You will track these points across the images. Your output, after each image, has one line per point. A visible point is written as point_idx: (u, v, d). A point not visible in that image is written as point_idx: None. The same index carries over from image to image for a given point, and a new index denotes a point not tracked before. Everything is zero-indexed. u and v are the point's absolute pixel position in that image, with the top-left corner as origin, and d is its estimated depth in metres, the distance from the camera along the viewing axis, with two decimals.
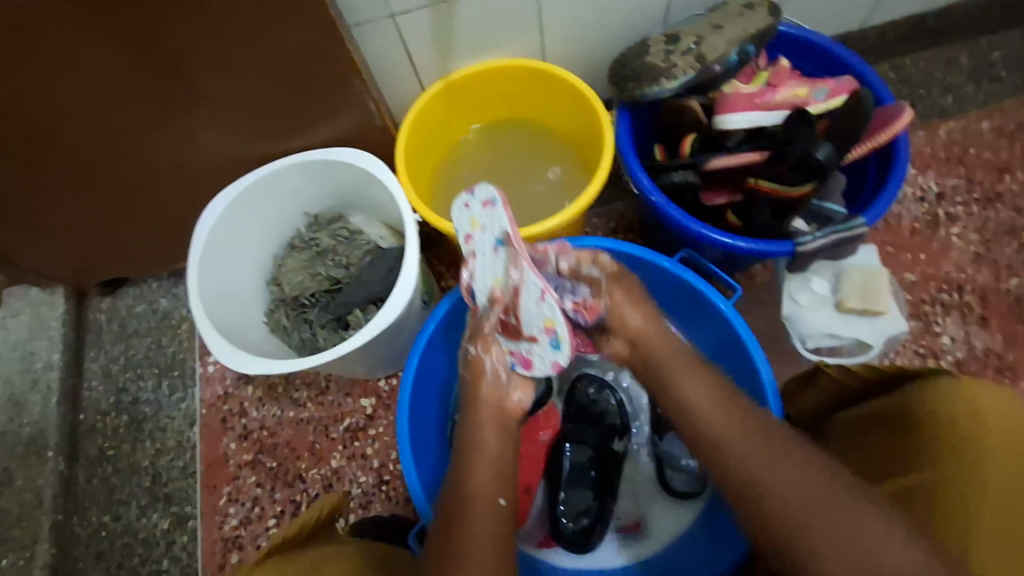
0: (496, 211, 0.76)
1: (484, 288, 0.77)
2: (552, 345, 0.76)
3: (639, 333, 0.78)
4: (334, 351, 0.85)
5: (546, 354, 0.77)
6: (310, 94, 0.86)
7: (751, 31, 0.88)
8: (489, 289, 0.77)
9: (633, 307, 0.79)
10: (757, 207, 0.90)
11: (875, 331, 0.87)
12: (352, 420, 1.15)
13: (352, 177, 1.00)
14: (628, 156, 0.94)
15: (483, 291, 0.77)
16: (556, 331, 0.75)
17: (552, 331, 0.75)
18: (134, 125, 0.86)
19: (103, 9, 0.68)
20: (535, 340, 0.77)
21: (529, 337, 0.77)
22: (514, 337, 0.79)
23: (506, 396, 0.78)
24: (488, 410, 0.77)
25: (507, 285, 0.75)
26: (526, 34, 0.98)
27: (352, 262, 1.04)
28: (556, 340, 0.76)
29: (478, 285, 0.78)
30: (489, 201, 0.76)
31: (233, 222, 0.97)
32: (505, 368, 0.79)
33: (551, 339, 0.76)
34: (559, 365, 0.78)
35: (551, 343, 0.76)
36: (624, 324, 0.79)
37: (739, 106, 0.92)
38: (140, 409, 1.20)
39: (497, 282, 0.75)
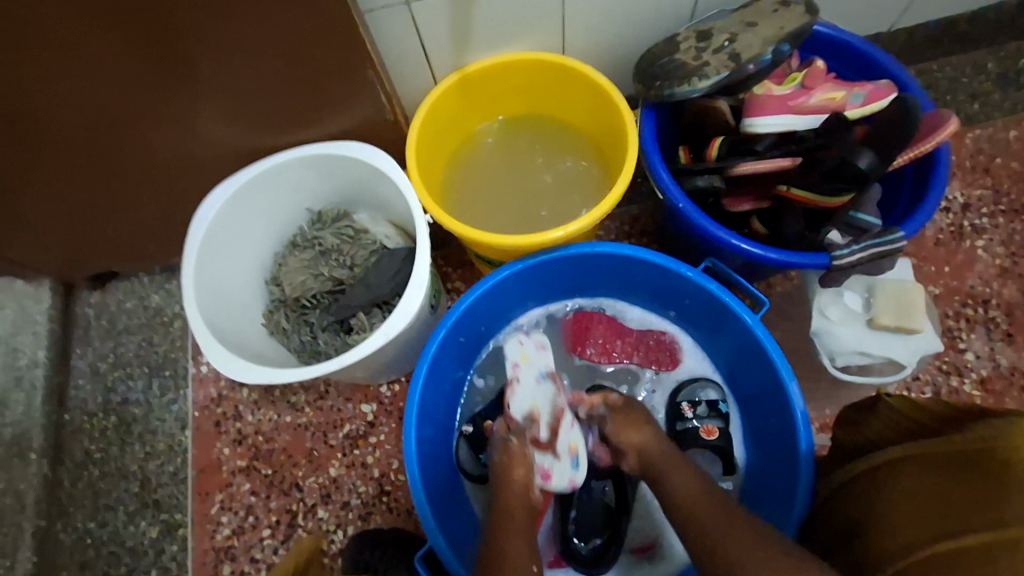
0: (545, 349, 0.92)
1: (533, 405, 0.86)
2: (572, 465, 0.86)
3: (642, 446, 0.81)
4: (340, 359, 0.80)
5: (564, 472, 0.85)
6: (317, 84, 0.81)
7: (787, 29, 0.83)
8: (536, 407, 0.86)
9: (637, 428, 0.83)
10: (790, 216, 0.86)
11: (909, 350, 0.83)
12: (352, 427, 1.10)
13: (359, 172, 0.94)
14: (653, 158, 0.89)
15: (520, 407, 0.86)
16: (577, 453, 0.86)
17: (575, 452, 0.86)
18: (129, 113, 0.80)
19: None
20: (558, 457, 0.85)
21: (556, 452, 0.85)
22: (541, 450, 0.85)
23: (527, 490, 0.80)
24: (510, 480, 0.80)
25: (552, 408, 0.87)
26: (547, 26, 0.92)
27: (357, 263, 0.99)
28: (576, 460, 0.86)
29: (516, 402, 0.87)
30: (540, 341, 0.93)
31: (233, 217, 0.91)
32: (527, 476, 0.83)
33: (571, 460, 0.86)
34: (576, 483, 0.85)
35: (571, 462, 0.86)
36: (628, 442, 0.82)
37: (771, 108, 0.87)
38: (129, 411, 1.15)
39: (545, 402, 0.87)
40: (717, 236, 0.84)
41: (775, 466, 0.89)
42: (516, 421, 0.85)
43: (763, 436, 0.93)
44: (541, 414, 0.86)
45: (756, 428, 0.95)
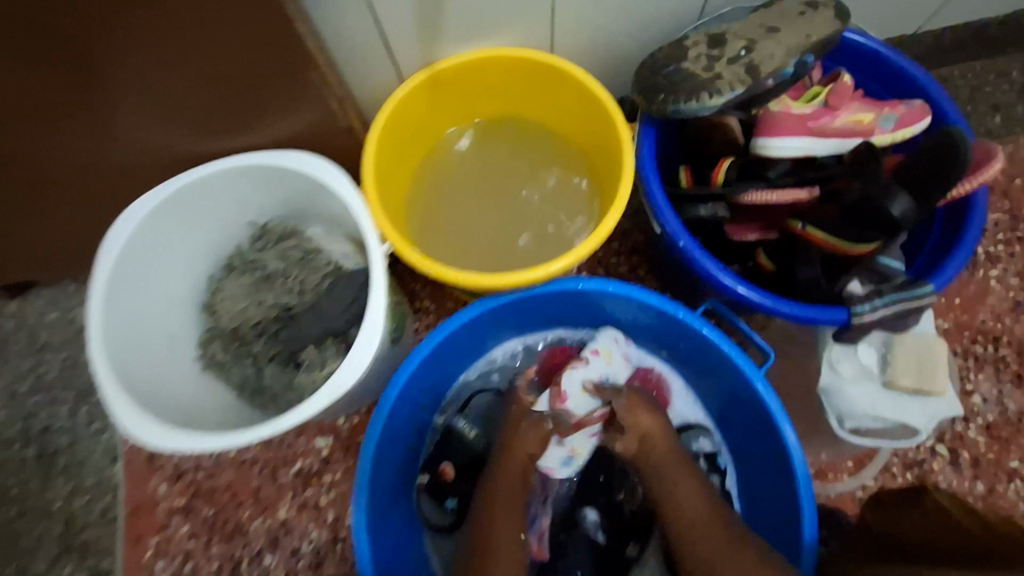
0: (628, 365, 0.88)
1: (577, 396, 0.83)
2: (563, 462, 0.86)
3: (649, 433, 0.82)
4: (275, 423, 0.68)
5: (556, 459, 0.85)
6: (252, 85, 0.66)
7: (814, 38, 0.71)
8: (575, 403, 0.83)
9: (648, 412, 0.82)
10: (805, 258, 0.74)
11: (926, 414, 0.74)
12: (305, 465, 0.99)
13: (306, 185, 0.80)
14: (652, 184, 0.77)
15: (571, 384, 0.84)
16: (574, 456, 0.86)
17: (575, 453, 0.86)
18: (15, 116, 0.65)
19: None
20: (561, 445, 0.85)
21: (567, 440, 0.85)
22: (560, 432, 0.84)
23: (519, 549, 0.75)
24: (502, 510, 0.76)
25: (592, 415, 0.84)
26: (534, 19, 0.78)
27: (307, 289, 0.86)
28: (568, 459, 0.86)
29: (571, 379, 0.84)
30: (628, 355, 0.88)
31: (153, 238, 0.77)
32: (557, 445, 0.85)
33: (567, 457, 0.86)
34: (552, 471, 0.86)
35: (566, 458, 0.86)
36: (638, 424, 0.82)
37: (789, 128, 0.75)
38: (53, 440, 1.01)
39: (588, 404, 0.84)
40: (723, 284, 0.73)
41: (773, 530, 0.81)
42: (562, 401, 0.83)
43: (760, 495, 0.84)
44: (579, 408, 0.83)
45: (750, 484, 0.86)
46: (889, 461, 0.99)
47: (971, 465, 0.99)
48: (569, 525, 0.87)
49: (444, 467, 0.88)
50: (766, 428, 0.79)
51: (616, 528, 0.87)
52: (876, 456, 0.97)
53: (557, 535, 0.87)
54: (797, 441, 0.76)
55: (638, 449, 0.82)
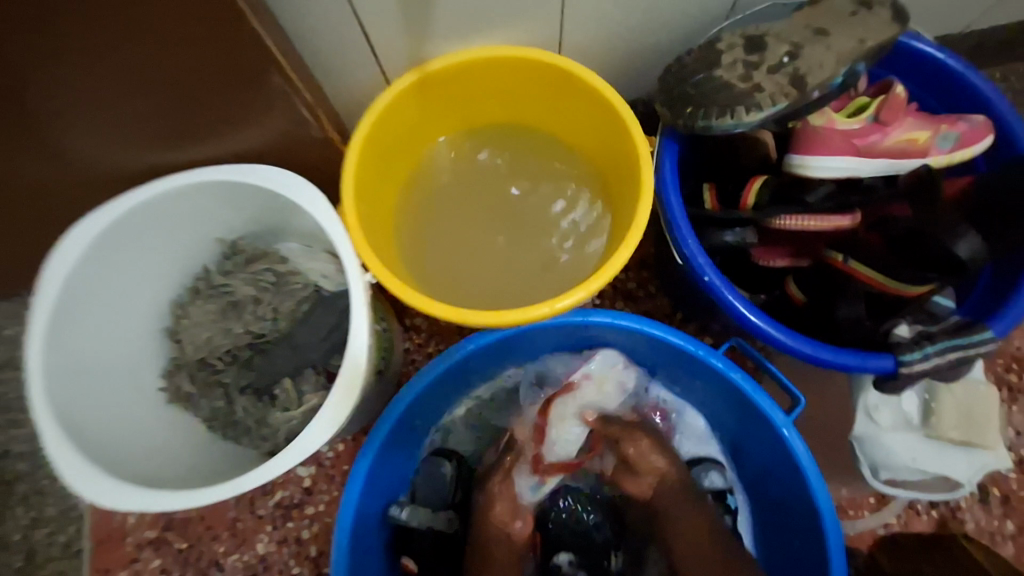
0: (620, 399, 0.80)
1: (563, 432, 0.78)
2: (535, 488, 0.78)
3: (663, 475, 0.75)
4: (237, 483, 0.60)
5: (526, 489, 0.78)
6: (202, 91, 0.56)
7: (869, 44, 0.61)
8: (557, 433, 0.78)
9: (659, 450, 0.76)
10: (847, 297, 0.65)
11: (971, 466, 0.67)
12: (285, 496, 0.92)
13: (278, 202, 0.71)
14: (672, 201, 0.68)
15: (563, 415, 0.78)
16: (542, 484, 0.78)
17: (542, 480, 0.78)
18: None
19: None
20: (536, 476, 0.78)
21: (517, 479, 0.77)
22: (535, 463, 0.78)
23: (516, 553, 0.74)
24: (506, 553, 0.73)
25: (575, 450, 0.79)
26: (538, 14, 0.68)
27: (282, 315, 0.77)
28: (540, 488, 0.78)
29: (560, 412, 0.78)
30: (626, 385, 0.80)
31: (102, 264, 0.67)
32: (530, 481, 0.78)
33: (535, 483, 0.78)
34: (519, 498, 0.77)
35: (532, 487, 0.78)
36: (650, 466, 0.76)
37: (834, 147, 0.65)
38: (11, 467, 0.94)
39: (562, 441, 0.78)
40: (753, 325, 0.64)
41: None
42: (545, 434, 0.78)
43: (778, 538, 0.78)
44: (567, 442, 0.78)
45: (767, 523, 0.81)
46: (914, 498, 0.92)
47: (1002, 502, 0.92)
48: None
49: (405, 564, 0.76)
50: (793, 476, 0.72)
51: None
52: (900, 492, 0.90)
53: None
54: (831, 501, 0.69)
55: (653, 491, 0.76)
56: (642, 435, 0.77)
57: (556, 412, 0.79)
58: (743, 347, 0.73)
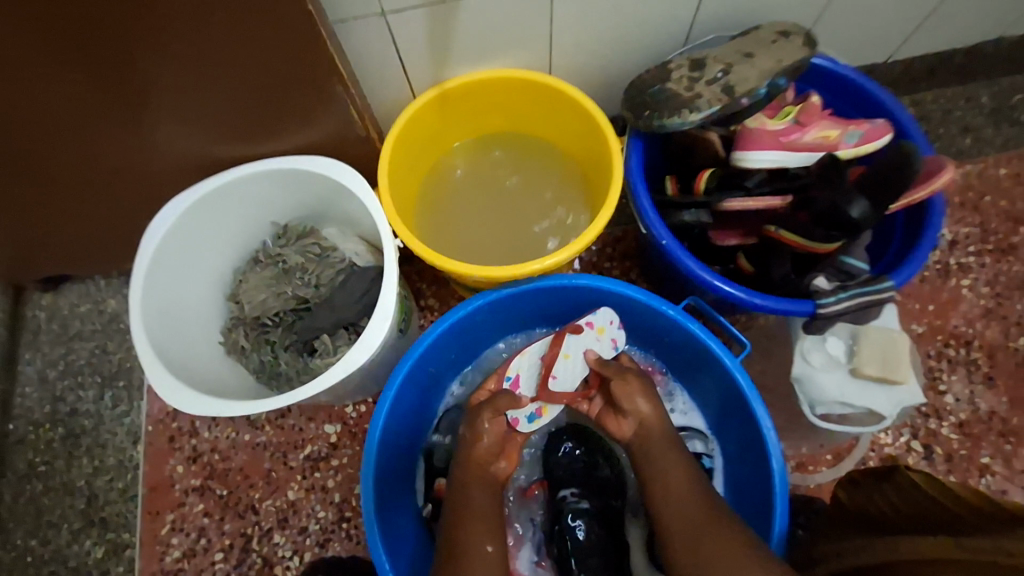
0: (613, 352, 0.93)
1: (565, 369, 0.91)
2: (531, 419, 0.92)
3: (646, 418, 0.84)
4: (292, 395, 0.75)
5: (523, 416, 0.92)
6: (280, 93, 0.76)
7: (785, 63, 0.79)
8: (559, 368, 0.91)
9: (644, 396, 0.85)
10: (778, 258, 0.83)
11: (891, 401, 0.82)
12: (314, 449, 1.05)
13: (326, 188, 0.89)
14: (637, 184, 0.85)
15: (566, 352, 0.91)
16: (539, 414, 0.93)
17: (540, 411, 0.93)
18: (65, 116, 0.73)
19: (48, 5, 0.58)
20: (534, 404, 0.92)
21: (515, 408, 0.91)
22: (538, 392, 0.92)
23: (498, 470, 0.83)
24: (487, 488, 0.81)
25: (573, 387, 0.92)
26: (532, 44, 0.88)
27: (323, 283, 0.93)
28: (536, 419, 0.92)
29: (565, 349, 0.91)
30: (618, 342, 0.93)
31: (186, 233, 0.86)
32: (528, 408, 0.92)
33: (532, 414, 0.92)
34: (513, 426, 0.91)
35: (529, 416, 0.92)
36: (635, 409, 0.84)
37: (765, 143, 0.82)
38: (78, 422, 1.09)
39: (560, 379, 0.91)
40: (704, 279, 0.81)
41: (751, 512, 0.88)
42: (551, 370, 0.91)
43: (738, 474, 0.93)
44: (568, 378, 0.92)
45: (733, 469, 0.94)
46: (866, 455, 1.04)
47: (944, 459, 1.05)
48: (557, 513, 0.91)
49: (438, 485, 0.94)
50: (745, 413, 0.86)
51: (594, 528, 0.89)
52: (852, 449, 1.03)
53: (554, 527, 0.91)
54: (776, 432, 0.83)
55: (635, 434, 0.84)
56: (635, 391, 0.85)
57: (563, 347, 0.91)
58: (700, 304, 0.89)
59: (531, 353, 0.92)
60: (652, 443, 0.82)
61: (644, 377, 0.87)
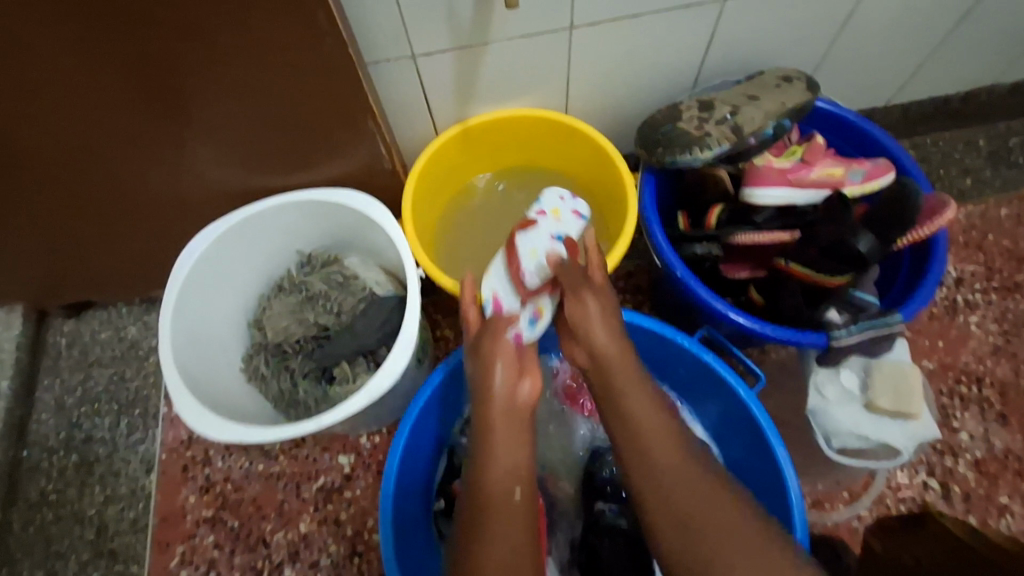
0: (580, 223, 0.81)
1: (531, 260, 0.77)
2: (531, 324, 0.77)
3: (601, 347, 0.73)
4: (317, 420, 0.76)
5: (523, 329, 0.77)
6: (316, 129, 0.81)
7: (789, 105, 0.85)
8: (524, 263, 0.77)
9: (604, 325, 0.74)
10: (788, 291, 0.84)
11: (906, 435, 0.81)
12: (327, 481, 1.05)
13: (351, 220, 0.93)
14: (650, 217, 0.88)
15: (528, 245, 0.78)
16: (538, 315, 0.78)
17: (537, 310, 0.78)
18: (116, 146, 0.78)
19: (113, 46, 0.64)
20: (521, 308, 0.78)
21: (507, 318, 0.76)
22: (521, 295, 0.78)
23: (514, 390, 0.71)
24: (501, 412, 0.70)
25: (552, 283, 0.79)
26: (550, 88, 0.94)
27: (345, 310, 0.95)
28: (537, 323, 0.78)
29: (527, 242, 0.78)
30: (581, 212, 0.81)
31: (216, 260, 0.89)
32: (521, 317, 0.77)
33: (531, 319, 0.78)
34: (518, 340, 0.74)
35: (529, 320, 0.77)
36: (589, 339, 0.73)
37: (771, 180, 0.86)
38: (92, 450, 1.09)
39: (533, 271, 0.77)
40: (717, 308, 0.83)
41: None
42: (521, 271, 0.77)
43: None
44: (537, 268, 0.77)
45: None
46: (884, 493, 1.03)
47: (963, 499, 1.03)
48: (592, 526, 0.90)
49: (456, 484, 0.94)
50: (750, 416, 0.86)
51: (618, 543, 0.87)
52: (870, 487, 1.02)
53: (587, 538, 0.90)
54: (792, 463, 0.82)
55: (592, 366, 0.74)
56: (590, 309, 0.73)
57: (522, 245, 0.78)
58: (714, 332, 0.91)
59: (496, 264, 0.81)
60: (611, 376, 0.72)
61: (611, 300, 0.76)
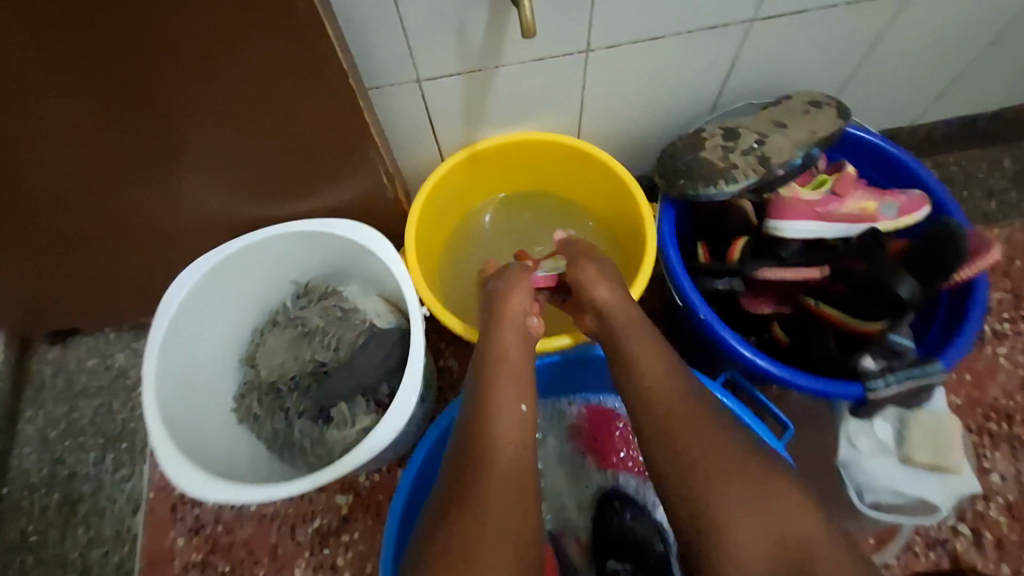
0: None
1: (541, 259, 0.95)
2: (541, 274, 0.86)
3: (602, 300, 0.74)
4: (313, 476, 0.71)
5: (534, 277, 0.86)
6: (313, 158, 0.75)
7: (818, 134, 0.79)
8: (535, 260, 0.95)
9: (606, 282, 0.76)
10: (818, 334, 0.80)
11: (945, 492, 0.76)
12: (323, 522, 0.99)
13: (350, 251, 0.88)
14: (670, 251, 0.83)
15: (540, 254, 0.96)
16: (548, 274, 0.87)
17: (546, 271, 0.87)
18: (98, 176, 0.73)
19: (92, 76, 0.59)
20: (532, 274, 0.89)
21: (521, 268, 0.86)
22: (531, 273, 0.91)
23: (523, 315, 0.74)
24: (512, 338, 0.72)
25: None
26: (562, 111, 0.88)
27: (343, 346, 0.90)
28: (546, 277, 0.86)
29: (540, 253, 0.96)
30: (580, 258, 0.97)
31: (206, 295, 0.84)
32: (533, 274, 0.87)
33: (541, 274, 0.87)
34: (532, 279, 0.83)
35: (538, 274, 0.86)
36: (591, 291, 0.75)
37: (798, 213, 0.80)
38: (77, 487, 1.03)
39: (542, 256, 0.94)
40: (745, 356, 0.77)
41: None
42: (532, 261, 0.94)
43: None
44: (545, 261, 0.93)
45: None
46: (911, 539, 0.98)
47: (995, 546, 0.98)
48: None
49: None
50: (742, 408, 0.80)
51: None
52: (896, 534, 0.96)
53: None
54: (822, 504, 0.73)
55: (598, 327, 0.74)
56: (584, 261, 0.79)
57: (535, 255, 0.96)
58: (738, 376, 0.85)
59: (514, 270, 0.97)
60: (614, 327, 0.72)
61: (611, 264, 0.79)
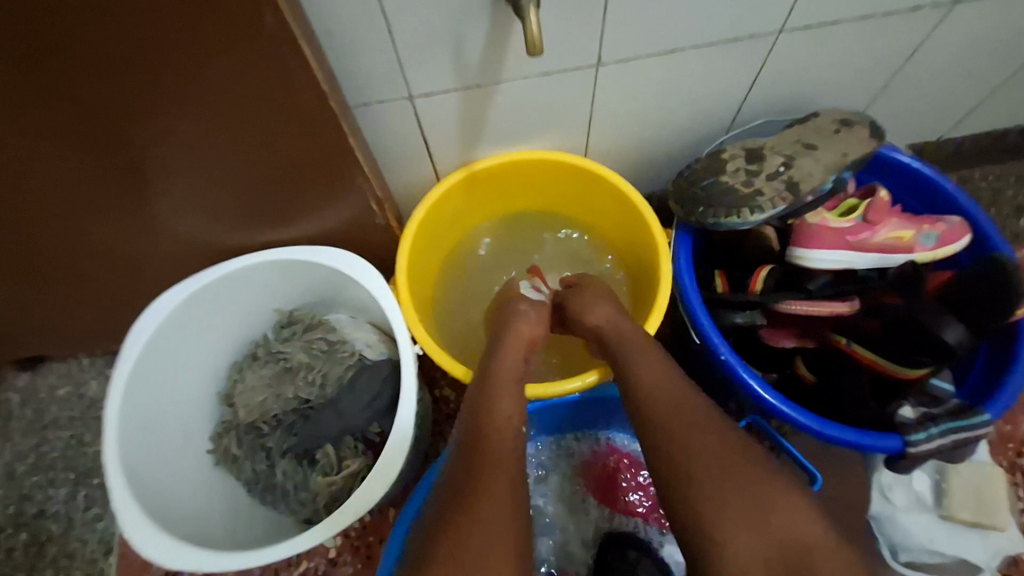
0: None
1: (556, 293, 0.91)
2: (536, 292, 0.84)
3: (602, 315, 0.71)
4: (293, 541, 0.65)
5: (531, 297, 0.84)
6: (294, 183, 0.68)
7: (851, 156, 0.72)
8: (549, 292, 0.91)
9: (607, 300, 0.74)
10: (851, 377, 0.72)
11: (990, 553, 0.70)
12: (309, 566, 0.92)
13: (337, 280, 0.81)
14: (687, 283, 0.75)
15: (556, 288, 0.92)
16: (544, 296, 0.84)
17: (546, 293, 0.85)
18: (52, 204, 0.65)
19: (33, 101, 0.51)
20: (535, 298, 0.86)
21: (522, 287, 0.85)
22: None
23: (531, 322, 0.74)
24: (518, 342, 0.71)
25: None
26: (568, 128, 0.81)
27: (330, 381, 0.82)
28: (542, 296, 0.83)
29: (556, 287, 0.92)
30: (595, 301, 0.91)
31: (179, 331, 0.77)
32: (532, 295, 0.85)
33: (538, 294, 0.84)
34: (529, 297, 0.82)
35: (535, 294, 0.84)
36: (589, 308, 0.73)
37: (827, 241, 0.73)
38: (45, 526, 0.96)
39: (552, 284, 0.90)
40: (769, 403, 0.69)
41: None
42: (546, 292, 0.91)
43: None
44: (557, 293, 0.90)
45: None
46: None
47: None
48: None
49: None
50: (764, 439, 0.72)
51: None
52: None
53: None
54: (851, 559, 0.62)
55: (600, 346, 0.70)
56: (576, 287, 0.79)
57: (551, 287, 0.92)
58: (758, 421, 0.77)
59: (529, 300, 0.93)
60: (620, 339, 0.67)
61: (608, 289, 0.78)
